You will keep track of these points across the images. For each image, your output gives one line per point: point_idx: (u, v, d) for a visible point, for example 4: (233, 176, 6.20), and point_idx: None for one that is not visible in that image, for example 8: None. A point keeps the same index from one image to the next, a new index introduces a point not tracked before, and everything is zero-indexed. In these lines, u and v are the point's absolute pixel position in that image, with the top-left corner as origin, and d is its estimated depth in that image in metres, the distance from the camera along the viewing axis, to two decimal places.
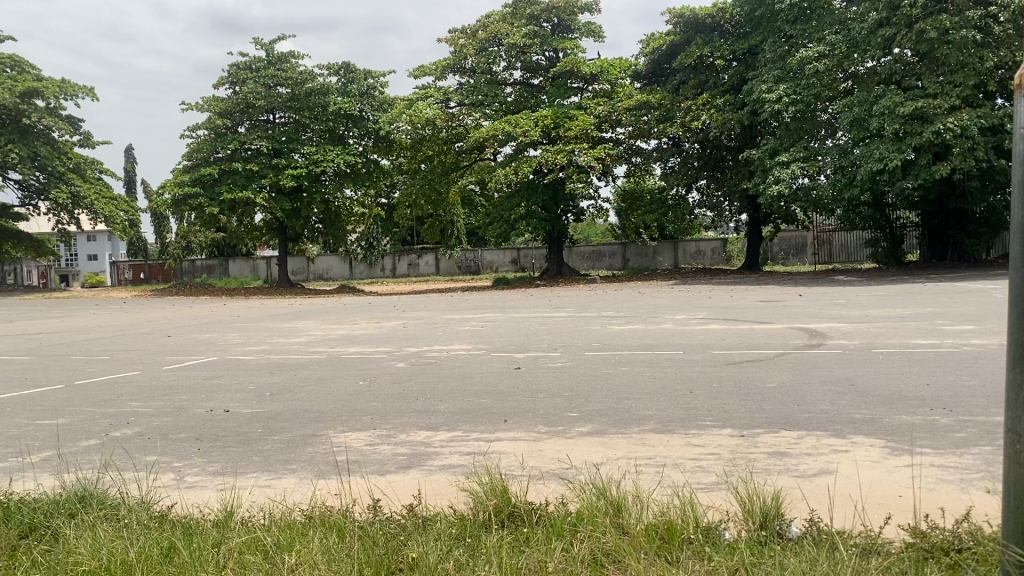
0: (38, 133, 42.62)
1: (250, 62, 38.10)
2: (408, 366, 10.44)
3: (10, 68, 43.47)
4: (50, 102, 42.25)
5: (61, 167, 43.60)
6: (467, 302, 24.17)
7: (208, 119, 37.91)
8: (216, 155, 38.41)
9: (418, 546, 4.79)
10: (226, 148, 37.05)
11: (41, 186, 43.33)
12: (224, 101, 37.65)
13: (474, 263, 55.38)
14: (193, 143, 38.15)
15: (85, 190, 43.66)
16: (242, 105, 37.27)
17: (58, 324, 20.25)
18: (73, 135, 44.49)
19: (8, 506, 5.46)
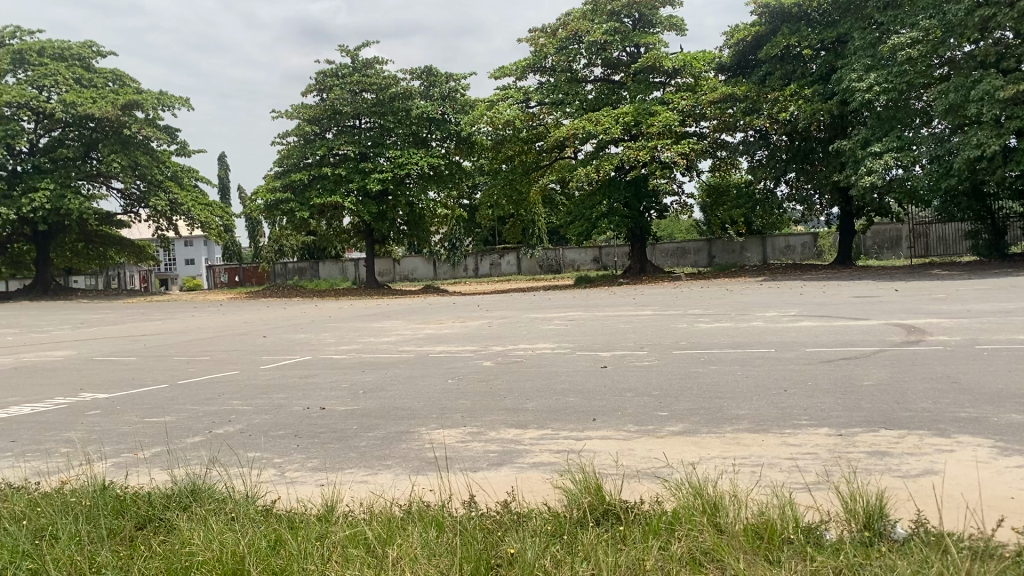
0: (138, 144, 44.54)
1: (336, 70, 39.18)
2: (495, 365, 10.51)
3: (112, 82, 45.71)
4: (149, 114, 43.92)
5: (160, 175, 45.49)
6: (551, 300, 24.16)
7: (297, 126, 39.14)
8: (305, 161, 39.47)
9: (516, 542, 4.82)
10: (314, 154, 38.12)
11: (142, 195, 45.25)
12: (312, 108, 38.79)
13: (556, 262, 55.42)
14: (283, 150, 39.28)
15: (182, 197, 45.41)
16: (329, 112, 38.37)
17: (161, 326, 21.17)
18: (170, 144, 46.30)
19: (124, 499, 5.74)
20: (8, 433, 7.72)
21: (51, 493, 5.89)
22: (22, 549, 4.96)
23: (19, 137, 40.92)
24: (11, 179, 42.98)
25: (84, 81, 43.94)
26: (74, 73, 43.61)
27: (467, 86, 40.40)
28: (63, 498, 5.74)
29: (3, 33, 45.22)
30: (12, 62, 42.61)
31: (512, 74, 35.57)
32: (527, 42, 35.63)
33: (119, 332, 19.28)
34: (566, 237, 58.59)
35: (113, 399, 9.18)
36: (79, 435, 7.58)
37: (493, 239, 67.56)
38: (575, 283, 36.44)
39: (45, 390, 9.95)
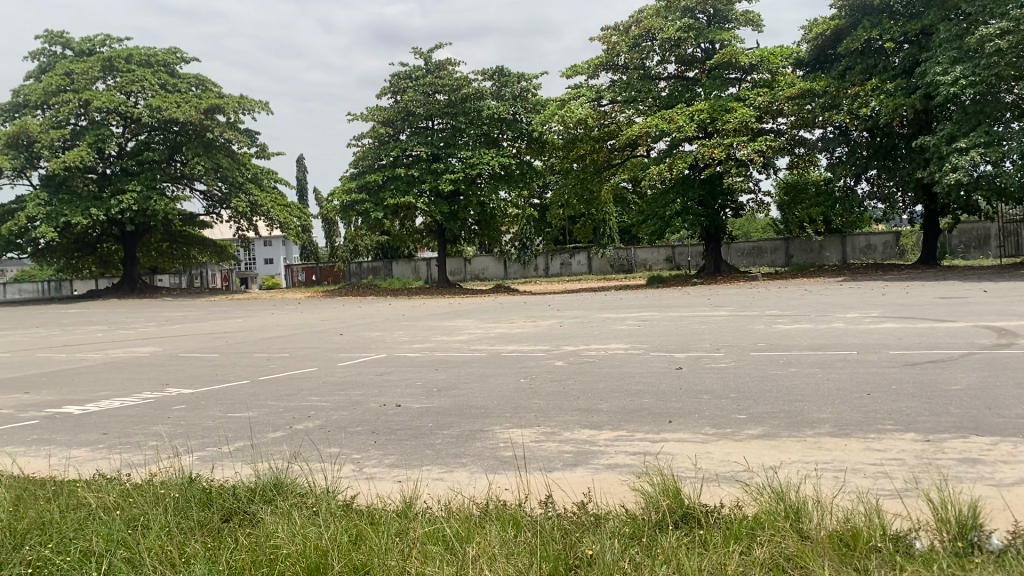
0: (220, 147, 45.90)
1: (410, 72, 39.73)
2: (567, 365, 10.48)
3: (195, 86, 47.23)
4: (231, 117, 45.20)
5: (240, 177, 46.79)
6: (623, 300, 23.98)
7: (372, 128, 39.80)
8: (380, 162, 40.16)
9: (595, 543, 4.79)
10: (388, 155, 38.78)
11: (223, 196, 46.64)
12: (386, 111, 39.41)
13: (627, 261, 55.06)
14: (358, 152, 40.09)
15: (262, 199, 46.62)
16: (403, 114, 38.91)
17: (242, 323, 21.77)
18: (250, 147, 47.61)
19: (210, 492, 5.91)
20: (100, 426, 8.03)
21: (143, 484, 6.12)
22: (117, 537, 5.16)
23: (109, 141, 42.61)
24: (102, 182, 44.81)
25: (169, 86, 45.48)
26: (160, 78, 45.16)
27: (538, 85, 40.48)
28: (153, 490, 5.95)
29: (94, 42, 47.20)
30: (102, 70, 44.40)
31: (584, 73, 35.43)
32: (600, 40, 35.47)
33: (203, 329, 19.95)
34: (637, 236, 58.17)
35: (198, 394, 9.47)
36: (166, 429, 7.82)
37: (563, 238, 67.53)
38: (648, 282, 36.06)
39: (134, 384, 10.32)
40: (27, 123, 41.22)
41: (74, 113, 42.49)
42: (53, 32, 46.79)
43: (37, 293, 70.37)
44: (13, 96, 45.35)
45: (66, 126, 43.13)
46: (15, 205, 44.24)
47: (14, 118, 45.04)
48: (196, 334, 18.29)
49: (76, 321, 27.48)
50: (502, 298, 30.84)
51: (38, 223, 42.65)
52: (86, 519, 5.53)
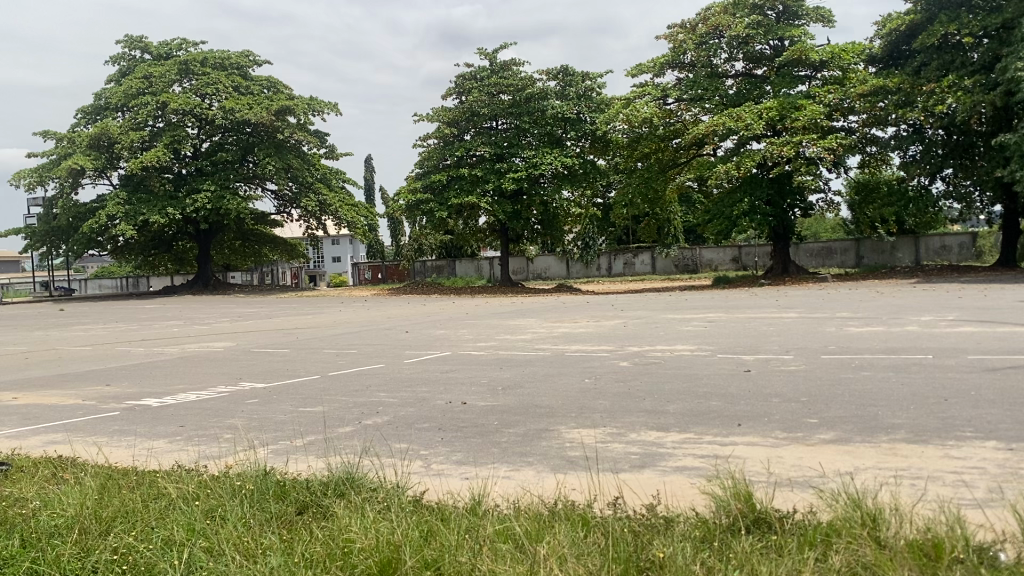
0: (290, 147, 46.91)
1: (475, 72, 39.98)
2: (633, 366, 10.40)
3: (266, 88, 48.34)
4: (301, 118, 46.14)
5: (309, 177, 47.74)
6: (689, 301, 23.75)
7: (437, 129, 40.21)
8: (444, 162, 40.58)
9: (666, 545, 4.75)
10: (453, 155, 39.15)
11: (293, 195, 47.68)
12: (451, 111, 39.74)
13: (693, 261, 54.61)
14: (423, 152, 40.58)
15: (331, 198, 47.49)
16: (467, 114, 39.20)
17: (312, 320, 22.25)
18: (319, 147, 48.52)
19: (284, 484, 6.06)
20: (178, 418, 8.29)
21: (220, 475, 6.30)
22: (196, 527, 5.30)
23: (184, 142, 43.96)
24: (178, 182, 46.21)
25: (242, 88, 46.60)
26: (233, 80, 46.31)
27: (604, 84, 40.24)
28: (230, 481, 6.11)
29: (171, 46, 48.68)
30: (179, 73, 45.76)
31: (649, 72, 35.14)
32: (666, 39, 35.19)
33: (274, 325, 20.43)
34: (703, 236, 57.54)
35: (269, 389, 9.69)
36: (240, 422, 8.04)
37: (627, 237, 67.20)
38: (713, 282, 35.64)
39: (207, 378, 10.63)
40: (107, 125, 42.77)
41: (153, 116, 43.96)
42: (132, 36, 48.39)
43: (115, 289, 73.08)
44: (96, 99, 47.10)
45: (145, 128, 44.61)
46: (96, 204, 45.95)
47: (96, 120, 46.77)
48: (268, 329, 18.75)
49: (154, 317, 28.47)
50: (567, 299, 30.81)
51: (117, 222, 44.21)
52: (167, 508, 5.71)
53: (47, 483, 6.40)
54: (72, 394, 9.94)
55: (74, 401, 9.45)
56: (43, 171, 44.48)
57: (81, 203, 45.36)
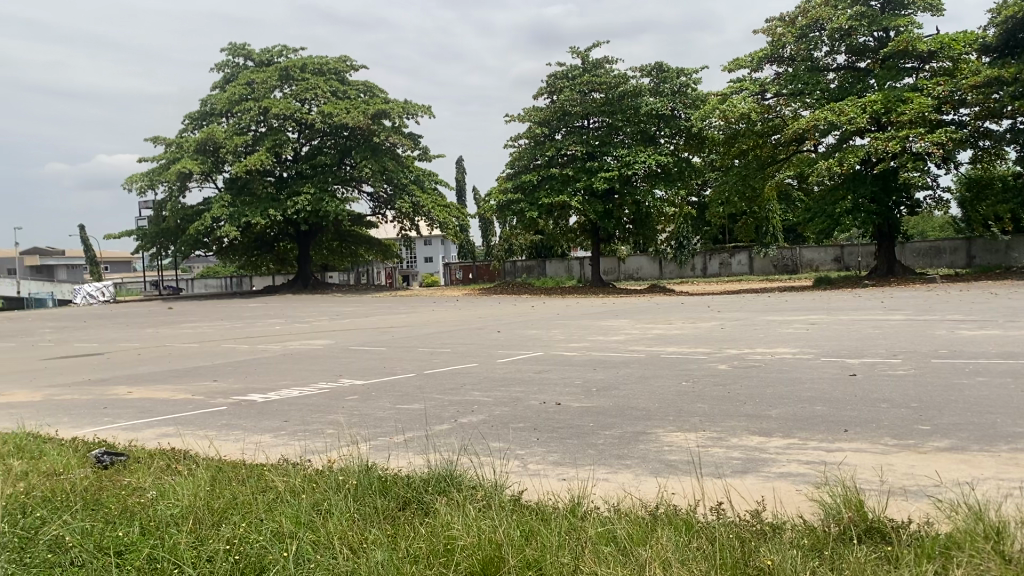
0: (386, 150, 47.93)
1: (567, 71, 39.87)
2: (731, 369, 10.16)
3: (363, 92, 49.50)
4: (396, 121, 47.06)
5: (404, 178, 48.65)
6: (790, 302, 23.12)
7: (529, 129, 40.44)
8: (536, 162, 40.82)
9: (774, 553, 4.60)
10: (544, 155, 39.26)
11: (389, 197, 48.72)
12: (543, 111, 39.87)
13: (793, 262, 53.25)
14: (514, 152, 40.91)
15: (424, 199, 48.26)
16: (559, 113, 39.32)
17: (407, 319, 22.67)
18: (413, 149, 49.31)
19: (386, 480, 6.18)
20: (281, 414, 8.55)
21: (324, 470, 6.46)
22: (303, 520, 5.41)
23: (285, 145, 45.47)
24: (279, 184, 47.81)
25: (340, 93, 47.79)
26: (332, 85, 47.54)
27: (699, 80, 39.46)
28: (334, 475, 6.27)
29: (273, 53, 50.40)
30: (280, 79, 47.12)
31: (747, 67, 34.44)
32: (765, 33, 34.48)
33: (372, 323, 20.94)
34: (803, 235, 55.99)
35: (368, 386, 9.87)
36: (341, 418, 8.21)
37: (724, 237, 65.94)
38: (813, 283, 34.59)
39: (309, 375, 10.92)
40: (214, 130, 44.60)
41: (255, 120, 45.65)
42: (237, 44, 50.32)
43: (219, 288, 76.26)
44: (202, 105, 49.17)
45: (248, 132, 46.26)
46: (202, 206, 47.91)
47: (202, 125, 48.84)
48: (365, 328, 19.18)
49: (258, 315, 29.60)
50: (663, 300, 30.51)
51: (222, 223, 46.06)
52: (274, 501, 5.87)
53: (161, 474, 6.68)
54: (183, 388, 10.38)
55: (185, 395, 9.87)
56: (154, 175, 46.65)
57: (189, 206, 47.38)
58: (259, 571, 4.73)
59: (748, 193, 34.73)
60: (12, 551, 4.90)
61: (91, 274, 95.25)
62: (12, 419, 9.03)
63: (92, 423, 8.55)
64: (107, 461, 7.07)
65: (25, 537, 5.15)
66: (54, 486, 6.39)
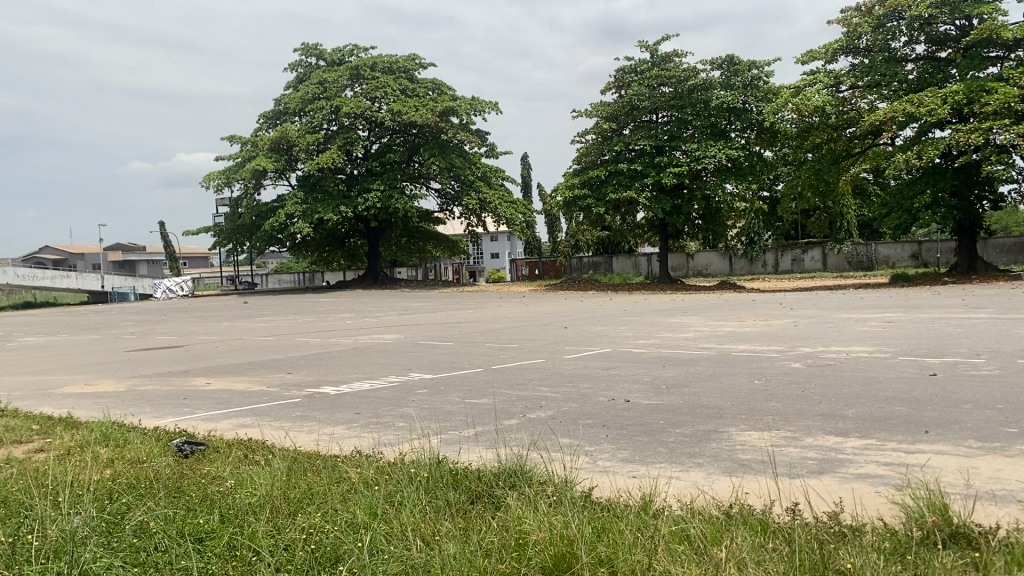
0: (453, 147, 48.31)
1: (635, 65, 39.48)
2: (805, 367, 9.94)
3: (431, 89, 49.91)
4: (463, 118, 47.32)
5: (471, 175, 48.92)
6: (866, 300, 22.51)
7: (596, 124, 40.25)
8: (603, 158, 40.62)
9: (854, 555, 4.47)
10: (612, 150, 39.03)
11: (456, 194, 49.08)
12: (611, 105, 39.61)
13: (867, 258, 52.04)
14: (582, 148, 40.88)
15: (491, 196, 48.45)
16: (627, 108, 39.16)
17: (475, 315, 22.80)
18: (480, 146, 49.57)
19: (457, 474, 6.26)
20: (353, 406, 8.70)
21: (396, 463, 6.56)
22: (377, 512, 5.47)
23: (356, 143, 46.20)
24: (349, 182, 48.64)
25: (409, 91, 48.34)
26: (401, 83, 48.14)
27: (771, 72, 38.61)
28: (406, 468, 6.37)
29: (344, 52, 51.22)
30: (350, 78, 47.91)
31: (821, 58, 33.59)
32: (840, 23, 33.59)
33: (440, 319, 21.12)
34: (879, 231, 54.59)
35: (437, 380, 9.98)
36: (412, 411, 8.32)
37: (797, 233, 64.62)
38: (890, 281, 33.54)
39: (379, 369, 11.10)
40: (287, 129, 45.64)
41: (327, 119, 46.53)
42: (309, 44, 51.29)
43: (292, 282, 78.03)
44: (276, 105, 50.30)
45: (320, 131, 47.20)
46: (276, 203, 49.07)
47: (275, 124, 49.98)
48: (434, 323, 19.37)
49: (329, 309, 30.17)
50: (733, 296, 30.11)
51: (295, 220, 47.08)
52: (348, 492, 5.97)
53: (239, 463, 6.86)
54: (259, 380, 10.65)
55: (260, 387, 10.12)
56: (230, 173, 47.92)
57: (263, 203, 48.60)
58: (335, 559, 4.79)
59: (823, 187, 34.17)
60: (101, 535, 5.09)
61: (169, 269, 98.28)
62: (98, 408, 9.41)
63: (173, 413, 8.84)
64: (188, 451, 7.29)
65: (112, 521, 5.33)
66: (138, 474, 6.62)
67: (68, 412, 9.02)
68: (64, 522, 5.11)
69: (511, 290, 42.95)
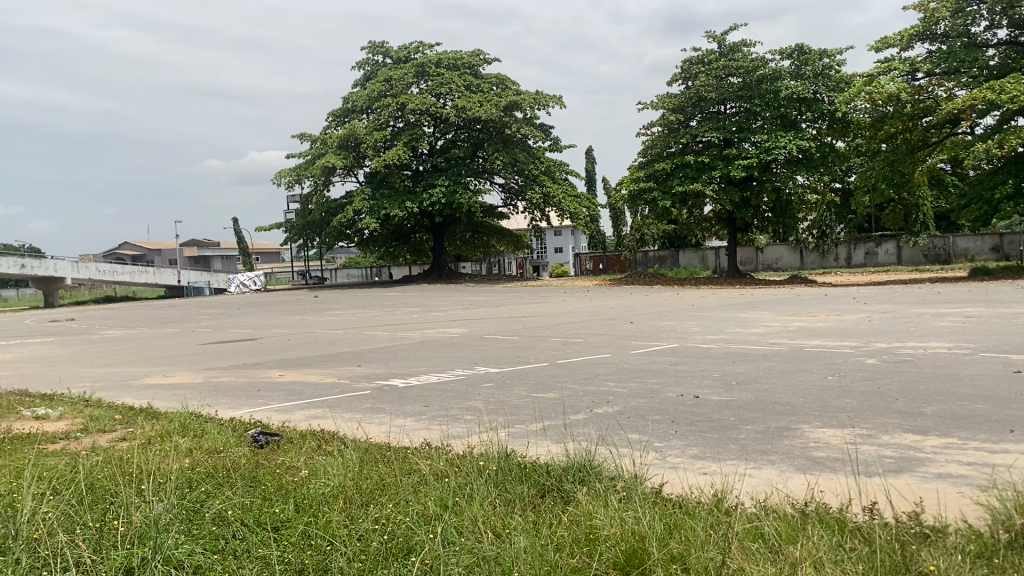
0: (517, 142, 48.37)
1: (702, 56, 39.03)
2: (880, 364, 9.67)
3: (495, 84, 49.97)
4: (527, 112, 47.33)
5: (535, 169, 48.86)
6: (945, 294, 21.76)
7: (662, 116, 39.81)
8: (669, 150, 40.24)
9: (936, 558, 4.32)
10: (679, 142, 38.65)
11: (520, 188, 49.12)
12: (678, 97, 39.21)
13: (945, 251, 50.42)
14: (647, 140, 40.57)
15: (554, 189, 48.34)
16: (694, 99, 38.66)
17: (542, 309, 22.81)
18: (544, 140, 49.48)
19: (526, 468, 6.28)
20: (421, 399, 8.79)
21: (465, 456, 6.62)
22: (448, 504, 5.53)
23: (421, 139, 46.65)
24: (415, 177, 49.18)
25: (473, 87, 48.58)
26: (465, 79, 48.45)
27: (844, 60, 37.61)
28: (475, 461, 6.42)
29: (410, 49, 51.72)
30: (416, 75, 48.51)
31: (896, 45, 32.62)
32: (916, 9, 32.56)
33: (506, 314, 21.19)
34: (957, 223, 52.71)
35: (503, 374, 10.03)
36: (479, 405, 8.38)
37: (871, 226, 62.83)
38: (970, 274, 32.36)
39: (447, 362, 11.21)
40: (354, 126, 46.35)
41: (393, 115, 47.10)
42: (376, 42, 51.97)
43: (359, 277, 79.42)
44: (344, 102, 51.14)
45: (386, 128, 47.91)
46: (344, 200, 49.95)
47: (343, 122, 50.83)
48: (500, 317, 19.45)
49: (397, 304, 30.57)
50: (802, 290, 29.52)
51: (362, 216, 47.79)
52: (418, 483, 6.06)
53: (312, 454, 7.00)
54: (330, 372, 10.86)
55: (331, 379, 10.33)
56: (300, 170, 48.91)
57: (332, 199, 49.49)
58: (407, 550, 4.83)
59: (897, 179, 32.71)
60: (182, 522, 5.24)
61: (242, 264, 100.94)
62: (177, 399, 9.73)
63: (248, 404, 9.09)
64: (263, 441, 7.49)
65: (192, 510, 5.49)
66: (215, 464, 6.81)
67: (149, 403, 9.34)
68: (147, 509, 5.28)
69: (575, 284, 42.85)
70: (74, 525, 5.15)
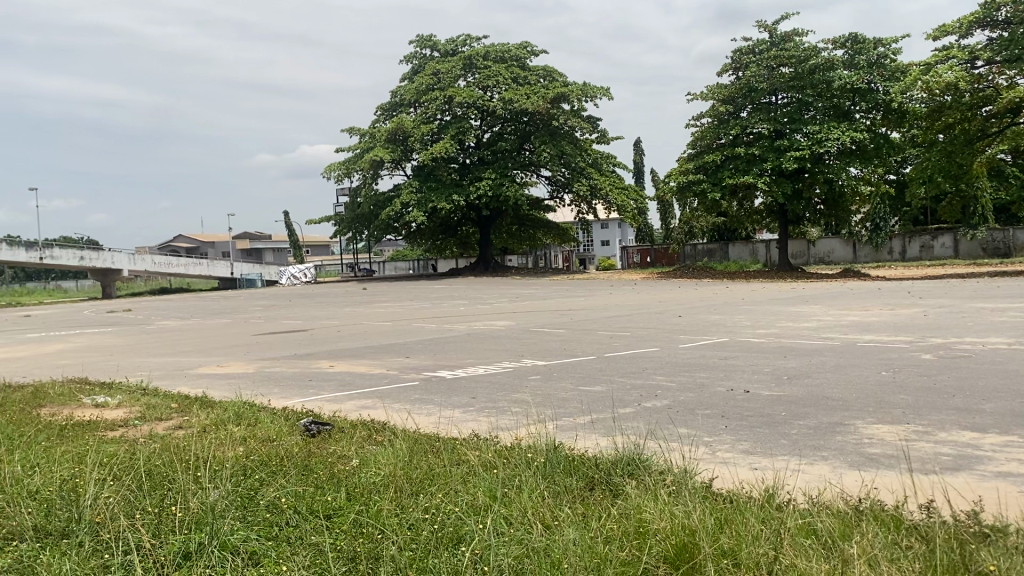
0: (564, 134, 48.26)
1: (753, 46, 38.54)
2: (937, 359, 9.45)
3: (542, 77, 49.85)
4: (574, 104, 47.16)
5: (582, 162, 48.65)
6: (1005, 288, 21.18)
7: (712, 107, 39.37)
8: (719, 141, 39.77)
9: (996, 559, 4.21)
10: (729, 134, 38.22)
11: (566, 180, 48.98)
12: (727, 87, 38.80)
13: (1004, 244, 49.01)
14: (696, 132, 40.15)
15: (601, 181, 48.06)
16: (745, 90, 38.22)
17: (590, 302, 22.76)
18: (591, 132, 49.25)
19: (574, 461, 6.29)
20: (469, 390, 8.85)
21: (513, 447, 6.66)
22: (496, 495, 5.56)
23: (468, 132, 46.76)
24: (462, 170, 49.37)
25: (520, 79, 48.54)
26: (512, 72, 48.44)
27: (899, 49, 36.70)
28: (524, 453, 6.45)
29: (457, 42, 51.81)
30: (463, 68, 48.71)
31: (954, 33, 31.73)
32: None
33: (554, 307, 21.19)
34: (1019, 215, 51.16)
35: (551, 367, 10.05)
36: (527, 397, 8.41)
37: (927, 218, 61.32)
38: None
39: (494, 354, 11.25)
40: (402, 119, 46.68)
41: (440, 109, 47.31)
42: (424, 36, 52.19)
43: (406, 269, 80.06)
44: (392, 96, 51.53)
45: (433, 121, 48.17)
46: (392, 193, 50.38)
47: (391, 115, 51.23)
48: (547, 310, 19.49)
49: (445, 296, 30.78)
50: (854, 284, 28.99)
51: (409, 209, 48.13)
52: (467, 473, 6.11)
53: (363, 444, 7.11)
54: (379, 363, 10.99)
55: (380, 370, 10.47)
56: (349, 164, 49.43)
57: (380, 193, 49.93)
58: (457, 540, 4.87)
59: (954, 171, 31.88)
60: (237, 508, 5.36)
61: (293, 256, 102.62)
62: (231, 388, 9.94)
63: (300, 394, 9.25)
64: (315, 431, 7.61)
65: (246, 496, 5.61)
66: (269, 452, 6.95)
67: (203, 393, 9.56)
68: (205, 495, 5.41)
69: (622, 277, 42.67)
70: (134, 509, 5.30)
